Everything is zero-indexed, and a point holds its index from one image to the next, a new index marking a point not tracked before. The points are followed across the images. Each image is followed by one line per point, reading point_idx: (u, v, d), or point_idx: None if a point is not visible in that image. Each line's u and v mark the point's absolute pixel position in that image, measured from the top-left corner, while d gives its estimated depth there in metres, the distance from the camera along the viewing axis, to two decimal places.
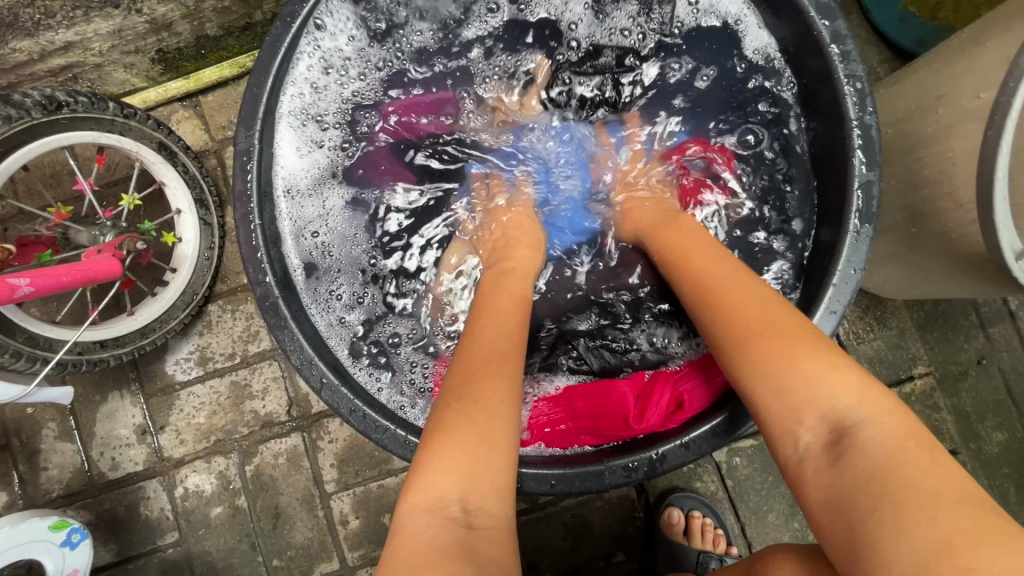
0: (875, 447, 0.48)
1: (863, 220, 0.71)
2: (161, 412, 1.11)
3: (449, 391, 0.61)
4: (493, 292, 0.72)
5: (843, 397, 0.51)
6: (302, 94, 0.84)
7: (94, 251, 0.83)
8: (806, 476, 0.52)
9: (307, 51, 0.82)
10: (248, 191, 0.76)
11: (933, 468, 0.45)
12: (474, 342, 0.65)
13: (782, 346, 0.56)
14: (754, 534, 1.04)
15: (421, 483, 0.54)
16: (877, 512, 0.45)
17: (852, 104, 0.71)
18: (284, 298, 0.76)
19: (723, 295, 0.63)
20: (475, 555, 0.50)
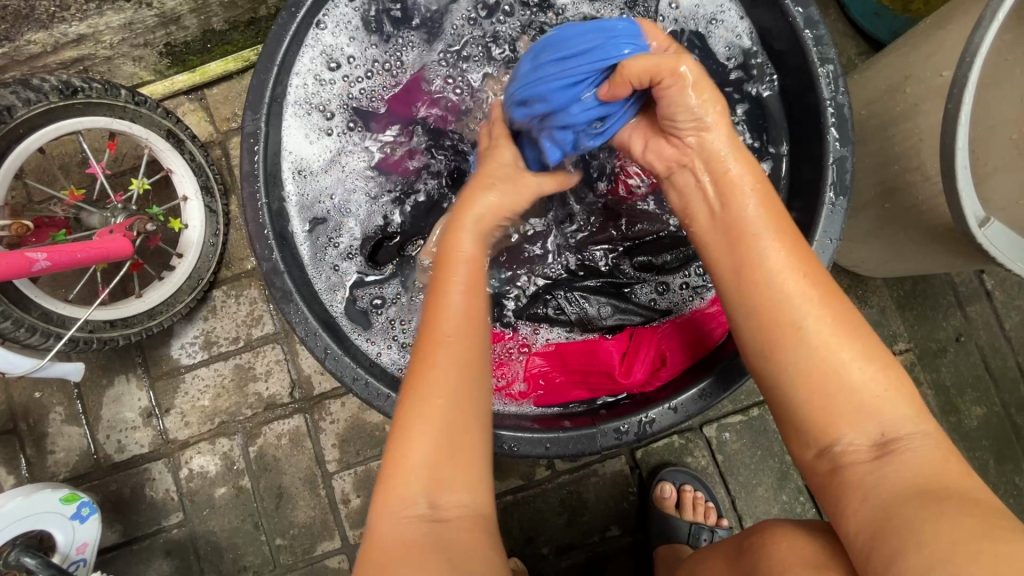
0: (921, 459, 0.54)
1: (838, 193, 0.76)
2: (167, 395, 1.14)
3: (421, 367, 0.62)
4: (461, 254, 0.67)
5: (902, 410, 0.57)
6: (306, 85, 0.88)
7: (106, 231, 0.86)
8: (845, 466, 0.57)
9: (311, 43, 0.86)
10: (256, 171, 0.80)
11: (967, 482, 0.52)
12: (443, 315, 0.63)
13: (842, 348, 0.59)
14: (744, 507, 1.07)
15: (396, 478, 0.59)
16: (917, 510, 0.50)
17: (826, 84, 0.76)
18: (290, 274, 0.80)
19: (789, 287, 0.61)
20: (445, 545, 0.57)
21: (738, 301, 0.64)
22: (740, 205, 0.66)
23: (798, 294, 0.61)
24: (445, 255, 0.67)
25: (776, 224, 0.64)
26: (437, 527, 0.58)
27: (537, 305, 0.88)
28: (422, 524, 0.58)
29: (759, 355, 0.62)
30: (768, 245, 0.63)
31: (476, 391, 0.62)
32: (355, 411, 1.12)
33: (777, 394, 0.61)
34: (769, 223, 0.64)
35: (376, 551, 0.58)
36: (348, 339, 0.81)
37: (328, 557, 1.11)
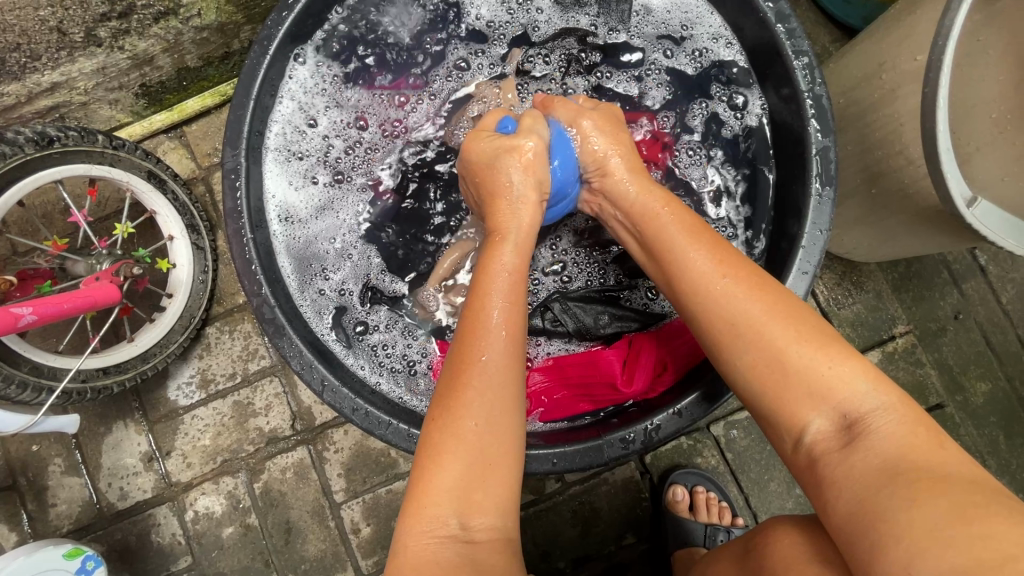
0: (886, 435, 0.51)
1: (825, 183, 0.75)
2: (167, 438, 1.12)
3: (452, 386, 0.61)
4: (497, 269, 0.68)
5: (862, 386, 0.54)
6: (284, 128, 0.87)
7: (92, 278, 0.86)
8: (818, 460, 0.54)
9: (286, 84, 0.86)
10: (239, 208, 0.79)
11: (940, 452, 0.50)
12: (482, 325, 0.63)
13: (785, 331, 0.58)
14: (758, 504, 1.06)
15: (426, 498, 0.57)
16: (889, 498, 0.47)
17: (803, 78, 0.76)
18: (282, 309, 0.79)
19: (726, 283, 0.62)
20: (475, 566, 0.54)
21: (686, 309, 0.66)
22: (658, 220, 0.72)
23: (729, 287, 0.62)
24: (485, 270, 0.68)
25: (696, 232, 0.69)
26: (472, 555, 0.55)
27: (532, 318, 0.88)
28: (454, 554, 0.55)
29: (716, 358, 0.63)
30: (695, 250, 0.66)
31: (513, 410, 0.61)
32: (359, 439, 1.11)
33: (743, 392, 0.61)
34: (688, 232, 0.68)
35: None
36: (345, 369, 0.80)
37: None
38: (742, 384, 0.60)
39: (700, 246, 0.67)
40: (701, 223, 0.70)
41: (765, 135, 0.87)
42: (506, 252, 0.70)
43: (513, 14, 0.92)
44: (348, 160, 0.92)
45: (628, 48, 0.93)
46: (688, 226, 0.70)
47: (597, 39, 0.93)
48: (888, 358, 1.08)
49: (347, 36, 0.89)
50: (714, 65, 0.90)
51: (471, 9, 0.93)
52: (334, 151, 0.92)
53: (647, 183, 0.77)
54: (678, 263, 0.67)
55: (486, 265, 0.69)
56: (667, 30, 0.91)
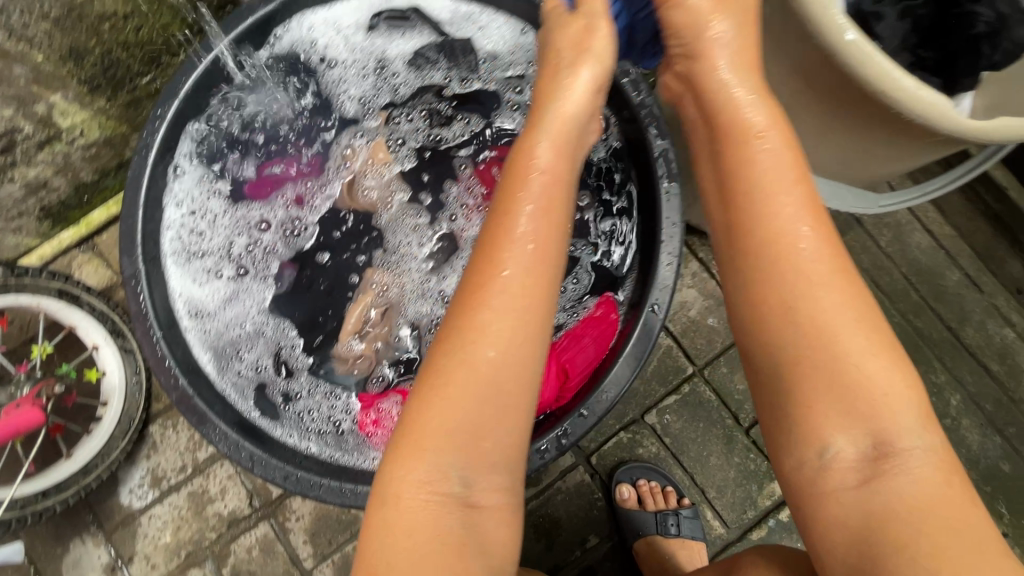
0: (915, 479, 0.53)
1: (671, 180, 0.83)
2: (127, 543, 1.12)
3: (461, 326, 0.64)
4: (523, 210, 0.68)
5: (909, 422, 0.55)
6: (179, 232, 0.91)
7: (13, 404, 0.88)
8: (831, 486, 0.57)
9: (169, 188, 0.89)
10: (144, 311, 0.83)
11: (971, 510, 0.52)
12: (492, 277, 0.65)
13: (852, 336, 0.58)
14: (703, 479, 1.13)
15: (420, 446, 0.60)
16: (910, 558, 0.50)
17: (632, 89, 0.85)
18: (201, 395, 0.82)
19: (806, 255, 0.61)
20: (477, 530, 0.60)
21: (750, 263, 0.63)
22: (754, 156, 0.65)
23: (812, 263, 0.60)
24: (508, 192, 0.70)
25: (802, 178, 0.64)
26: (470, 516, 0.60)
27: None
28: (447, 507, 0.59)
29: (729, 277, 0.65)
30: (788, 203, 0.63)
31: (528, 368, 0.63)
32: (318, 502, 1.13)
33: (757, 365, 0.62)
34: (795, 171, 0.64)
35: (387, 533, 0.58)
36: (272, 440, 0.84)
37: None
38: (764, 359, 0.61)
39: (793, 190, 0.63)
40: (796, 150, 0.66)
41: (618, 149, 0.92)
42: (531, 196, 0.69)
43: (372, 83, 1.00)
44: (245, 248, 0.98)
45: (485, 93, 1.02)
46: (779, 163, 0.64)
47: (450, 90, 1.02)
48: None
49: (221, 133, 0.94)
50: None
51: (337, 87, 1.01)
52: (235, 244, 0.97)
53: (758, 82, 0.68)
54: (751, 202, 0.64)
55: (512, 198, 0.69)
56: (516, 71, 0.98)
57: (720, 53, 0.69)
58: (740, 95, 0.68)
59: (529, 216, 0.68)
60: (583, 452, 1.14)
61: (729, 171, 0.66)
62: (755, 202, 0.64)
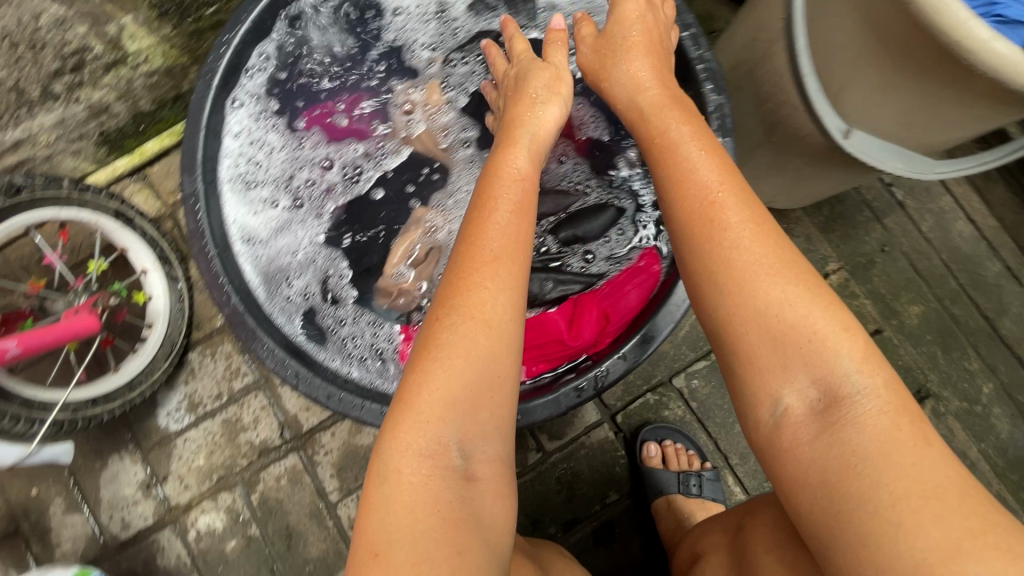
0: (866, 430, 0.50)
1: (724, 135, 0.84)
2: (162, 463, 1.17)
3: (445, 306, 0.64)
4: (500, 201, 0.70)
5: (844, 361, 0.54)
6: (234, 162, 0.93)
7: (72, 311, 0.91)
8: (783, 440, 0.54)
9: (229, 118, 0.91)
10: (201, 228, 0.85)
11: (923, 450, 0.48)
12: (479, 259, 0.65)
13: (774, 288, 0.57)
14: (726, 446, 1.14)
15: (411, 423, 0.59)
16: (869, 512, 0.47)
17: (691, 45, 0.87)
18: (250, 313, 0.85)
19: (727, 213, 0.61)
20: (476, 508, 0.59)
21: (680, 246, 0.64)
22: (683, 157, 0.67)
23: (736, 225, 0.60)
24: (500, 173, 0.74)
25: (731, 172, 0.65)
26: (466, 489, 0.59)
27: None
28: (447, 481, 0.58)
29: (670, 235, 0.66)
30: (707, 172, 0.64)
31: (513, 326, 0.64)
32: (347, 438, 1.16)
33: (714, 330, 0.61)
34: (721, 167, 0.65)
35: (382, 514, 0.56)
36: (317, 362, 0.86)
37: None
38: (721, 342, 0.60)
39: (699, 156, 0.66)
40: (718, 145, 0.68)
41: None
42: (508, 193, 0.71)
43: (434, 28, 1.03)
44: (303, 182, 1.01)
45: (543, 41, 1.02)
46: (713, 156, 0.66)
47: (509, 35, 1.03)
48: None
49: (279, 71, 0.95)
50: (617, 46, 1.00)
51: (400, 33, 1.03)
52: (290, 176, 1.00)
53: (668, 78, 0.78)
54: (695, 174, 0.64)
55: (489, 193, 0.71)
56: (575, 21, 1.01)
57: (626, 57, 0.80)
58: (637, 67, 0.78)
59: (505, 218, 0.69)
60: (609, 411, 1.15)
61: (658, 152, 0.70)
62: (708, 172, 0.64)
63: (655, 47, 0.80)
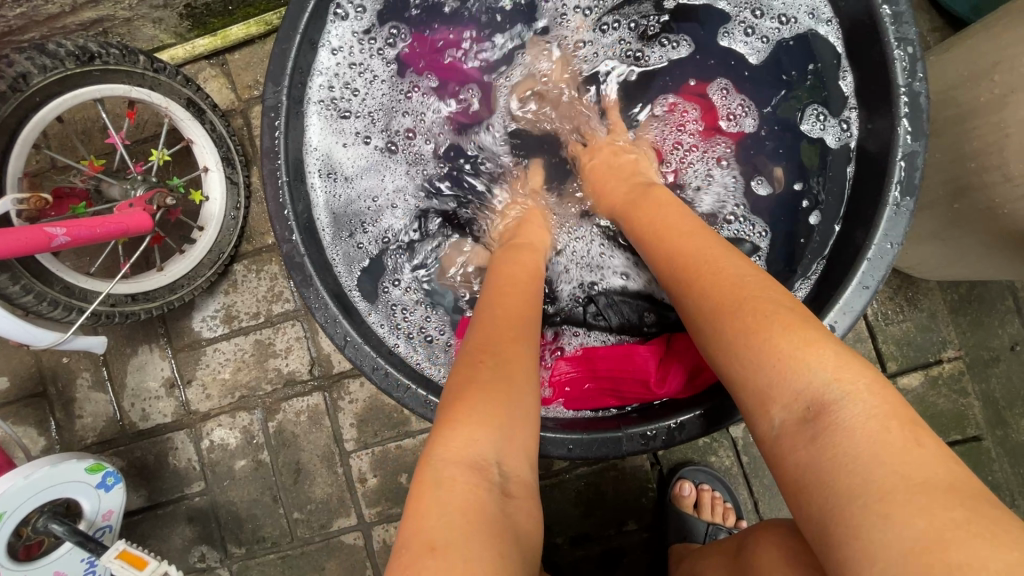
0: (855, 431, 0.44)
1: (904, 192, 0.68)
2: (189, 367, 1.14)
3: (482, 333, 0.61)
4: (523, 280, 0.70)
5: (823, 371, 0.48)
6: (327, 81, 0.82)
7: (126, 204, 0.85)
8: (783, 455, 0.48)
9: (329, 28, 0.80)
10: (276, 149, 0.75)
11: (916, 451, 0.42)
12: (508, 309, 0.63)
13: (756, 311, 0.52)
14: (765, 509, 1.05)
15: (447, 428, 0.52)
16: (860, 511, 0.41)
17: (902, 70, 0.68)
18: (311, 258, 0.76)
19: (717, 268, 0.58)
20: (515, 528, 0.48)
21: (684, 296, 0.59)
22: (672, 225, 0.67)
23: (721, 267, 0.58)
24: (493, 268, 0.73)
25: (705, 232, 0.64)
26: (504, 504, 0.49)
27: (575, 308, 0.87)
28: (486, 491, 0.48)
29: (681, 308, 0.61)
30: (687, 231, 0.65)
31: (536, 361, 0.60)
32: (374, 392, 1.11)
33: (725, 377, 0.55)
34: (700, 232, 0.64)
35: (425, 518, 0.46)
36: (368, 327, 0.78)
37: (345, 534, 1.12)
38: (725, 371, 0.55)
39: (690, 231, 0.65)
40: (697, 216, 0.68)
41: (846, 135, 0.79)
42: (527, 278, 0.70)
43: None
44: (398, 120, 0.88)
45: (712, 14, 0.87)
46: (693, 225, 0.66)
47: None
48: (931, 382, 1.02)
49: None
50: (790, 40, 0.84)
51: None
52: (383, 109, 0.87)
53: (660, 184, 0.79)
54: (671, 236, 0.65)
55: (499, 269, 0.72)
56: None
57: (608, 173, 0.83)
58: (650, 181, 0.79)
59: (526, 284, 0.68)
60: None
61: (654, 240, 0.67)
62: (684, 233, 0.65)
63: (617, 172, 0.82)
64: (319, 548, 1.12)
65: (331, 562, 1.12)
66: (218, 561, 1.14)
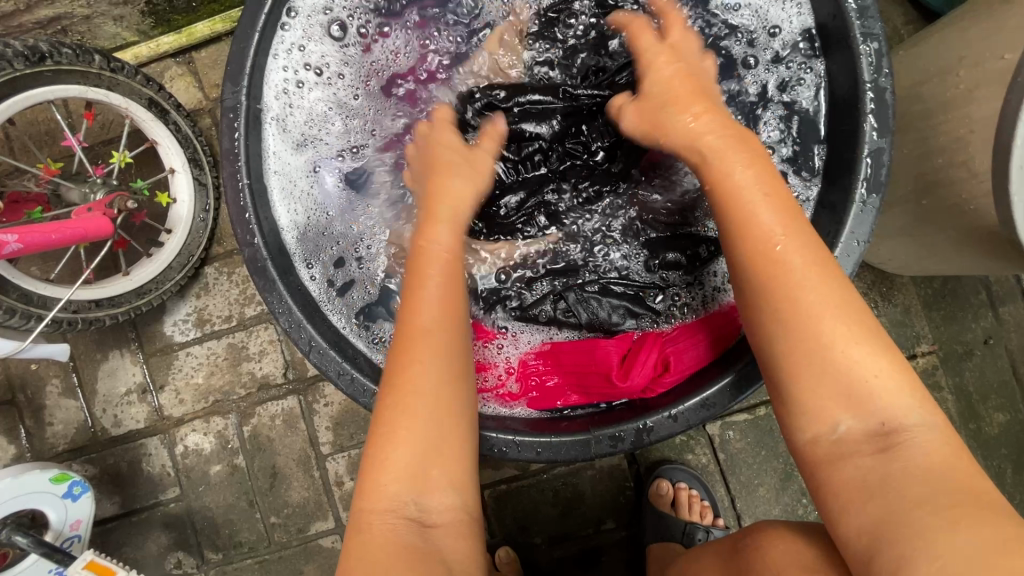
0: (925, 454, 0.49)
1: (870, 190, 0.67)
2: (161, 372, 1.12)
3: (397, 369, 0.59)
4: (431, 274, 0.64)
5: (903, 396, 0.52)
6: (283, 94, 0.79)
7: (84, 209, 0.83)
8: (844, 459, 0.52)
9: (278, 42, 0.77)
10: (235, 151, 0.73)
11: (981, 480, 0.48)
12: (411, 337, 0.60)
13: (842, 325, 0.53)
14: (743, 506, 1.05)
15: (375, 479, 0.57)
16: (925, 517, 0.45)
17: (868, 65, 0.67)
18: (274, 259, 0.74)
19: (799, 268, 0.55)
20: (437, 553, 0.55)
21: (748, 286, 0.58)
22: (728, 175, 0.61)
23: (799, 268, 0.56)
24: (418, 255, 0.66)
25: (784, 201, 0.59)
26: (425, 536, 0.55)
27: (543, 305, 0.84)
28: (404, 532, 0.55)
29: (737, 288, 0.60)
30: (768, 214, 0.58)
31: (449, 384, 0.59)
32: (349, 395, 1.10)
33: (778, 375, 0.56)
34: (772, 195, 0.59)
35: (360, 556, 0.54)
36: (336, 332, 0.76)
37: (322, 537, 1.11)
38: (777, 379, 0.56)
39: (771, 209, 0.58)
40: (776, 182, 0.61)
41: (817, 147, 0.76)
42: (431, 267, 0.64)
43: None
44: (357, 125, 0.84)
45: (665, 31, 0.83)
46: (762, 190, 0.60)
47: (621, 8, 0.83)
48: None
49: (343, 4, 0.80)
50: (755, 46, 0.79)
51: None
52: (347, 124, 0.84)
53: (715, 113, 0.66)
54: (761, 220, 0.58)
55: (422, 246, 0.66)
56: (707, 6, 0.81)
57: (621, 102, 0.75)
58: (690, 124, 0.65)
59: (435, 291, 0.63)
60: None
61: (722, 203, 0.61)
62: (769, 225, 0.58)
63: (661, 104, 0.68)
64: (296, 552, 1.11)
65: (309, 565, 1.11)
66: (194, 566, 1.13)
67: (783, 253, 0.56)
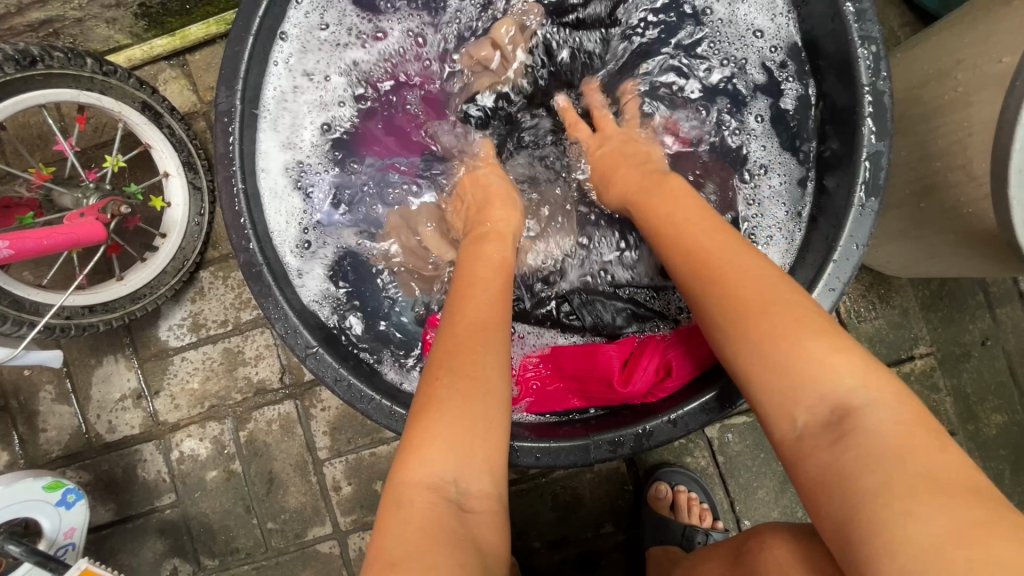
0: (878, 433, 0.46)
1: (870, 193, 0.66)
2: (155, 377, 1.11)
3: (447, 352, 0.58)
4: (485, 277, 0.66)
5: (847, 376, 0.49)
6: (279, 97, 0.79)
7: (77, 214, 0.82)
8: (806, 454, 0.49)
9: (275, 47, 0.77)
10: (230, 154, 0.73)
11: (938, 454, 0.43)
12: (470, 326, 0.60)
13: (792, 313, 0.53)
14: (743, 509, 1.05)
15: (416, 451, 0.53)
16: (878, 505, 0.42)
17: (866, 68, 0.66)
18: (270, 265, 0.73)
19: (729, 272, 0.57)
20: (475, 540, 0.50)
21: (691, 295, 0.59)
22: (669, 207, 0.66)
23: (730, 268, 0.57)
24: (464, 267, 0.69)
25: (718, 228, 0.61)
26: (462, 518, 0.51)
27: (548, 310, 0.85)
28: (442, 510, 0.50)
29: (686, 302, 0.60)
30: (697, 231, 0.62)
31: (501, 371, 0.57)
32: None
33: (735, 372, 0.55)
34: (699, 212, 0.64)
35: (393, 536, 0.49)
36: (331, 338, 0.75)
37: (319, 543, 1.10)
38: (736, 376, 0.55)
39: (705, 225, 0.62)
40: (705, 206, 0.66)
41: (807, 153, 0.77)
42: (479, 270, 0.67)
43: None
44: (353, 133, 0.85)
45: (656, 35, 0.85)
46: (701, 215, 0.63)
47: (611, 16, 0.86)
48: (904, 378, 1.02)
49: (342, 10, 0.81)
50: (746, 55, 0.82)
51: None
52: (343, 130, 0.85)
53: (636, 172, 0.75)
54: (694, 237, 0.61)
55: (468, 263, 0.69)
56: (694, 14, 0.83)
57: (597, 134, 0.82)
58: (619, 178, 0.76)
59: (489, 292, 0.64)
60: None
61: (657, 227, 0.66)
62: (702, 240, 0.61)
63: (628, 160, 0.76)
64: (294, 558, 1.11)
65: (306, 571, 1.10)
66: (190, 573, 1.12)
67: (706, 255, 0.59)
